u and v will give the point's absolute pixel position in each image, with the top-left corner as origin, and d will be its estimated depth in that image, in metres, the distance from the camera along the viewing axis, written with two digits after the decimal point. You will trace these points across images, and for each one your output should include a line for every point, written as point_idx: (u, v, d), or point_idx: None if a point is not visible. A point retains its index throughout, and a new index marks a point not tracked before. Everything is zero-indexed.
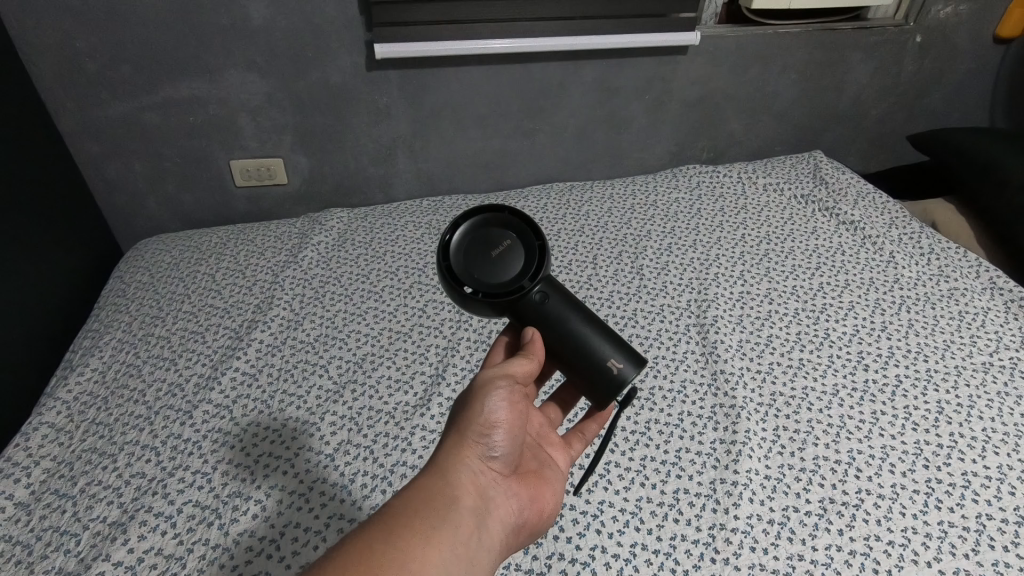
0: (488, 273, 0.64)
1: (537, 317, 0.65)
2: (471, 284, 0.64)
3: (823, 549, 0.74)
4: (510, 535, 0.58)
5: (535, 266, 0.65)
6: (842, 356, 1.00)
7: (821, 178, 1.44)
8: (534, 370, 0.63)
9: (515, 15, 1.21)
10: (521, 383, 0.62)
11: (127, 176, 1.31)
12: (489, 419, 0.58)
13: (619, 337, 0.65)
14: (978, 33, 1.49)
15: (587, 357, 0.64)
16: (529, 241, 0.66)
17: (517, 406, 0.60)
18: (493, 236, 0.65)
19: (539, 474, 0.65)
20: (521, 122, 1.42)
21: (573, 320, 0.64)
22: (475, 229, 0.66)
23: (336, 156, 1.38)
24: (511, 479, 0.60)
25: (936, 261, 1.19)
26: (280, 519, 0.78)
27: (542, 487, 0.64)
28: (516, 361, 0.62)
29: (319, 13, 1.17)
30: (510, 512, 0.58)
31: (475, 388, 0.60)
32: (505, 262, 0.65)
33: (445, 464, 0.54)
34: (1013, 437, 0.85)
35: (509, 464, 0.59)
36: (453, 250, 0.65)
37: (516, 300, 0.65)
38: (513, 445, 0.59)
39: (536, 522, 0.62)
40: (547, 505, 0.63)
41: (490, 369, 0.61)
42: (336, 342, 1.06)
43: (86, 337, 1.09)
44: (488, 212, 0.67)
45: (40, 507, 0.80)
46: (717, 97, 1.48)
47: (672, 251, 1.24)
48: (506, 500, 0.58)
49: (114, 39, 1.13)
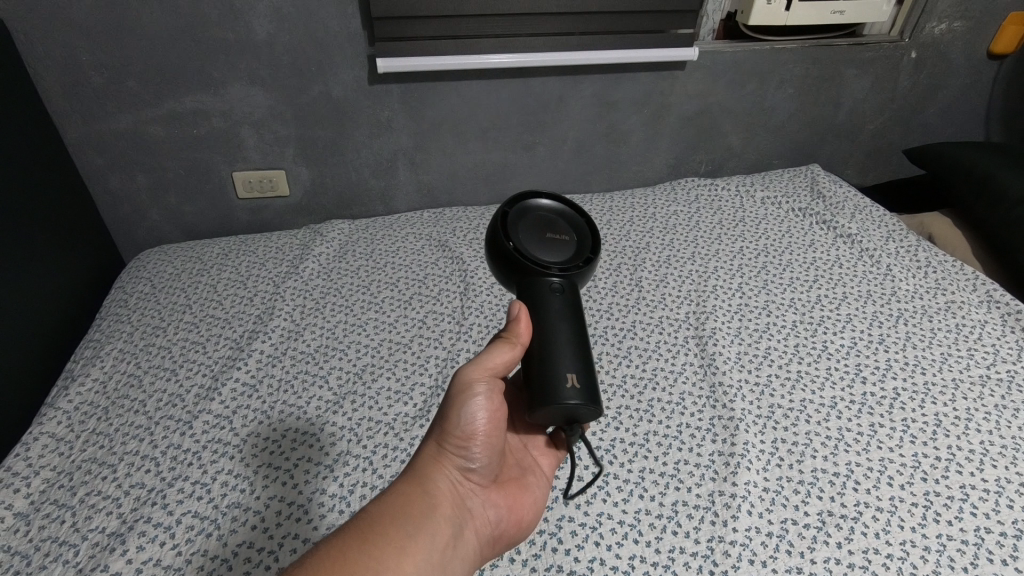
0: (529, 241, 0.72)
1: (538, 296, 0.68)
2: (512, 235, 0.72)
3: (823, 562, 0.74)
4: (486, 543, 0.61)
5: (569, 267, 0.71)
6: (840, 369, 1.00)
7: (818, 192, 1.45)
8: (511, 360, 0.62)
9: (516, 31, 1.23)
10: (495, 374, 0.62)
11: (130, 187, 1.33)
12: (467, 429, 0.59)
13: (591, 370, 0.64)
14: (972, 50, 1.52)
15: (550, 358, 0.63)
16: (584, 256, 0.73)
17: (495, 413, 0.61)
18: (556, 227, 0.75)
19: (520, 481, 0.67)
20: (522, 135, 1.43)
21: (560, 318, 0.67)
22: (548, 214, 0.76)
23: (339, 168, 1.39)
24: (490, 488, 0.63)
25: (933, 274, 1.19)
26: (279, 531, 0.78)
27: (521, 496, 0.66)
28: (495, 353, 0.61)
29: (323, 28, 1.19)
30: (485, 522, 0.61)
31: (454, 392, 0.60)
32: (549, 246, 0.72)
33: (424, 474, 0.57)
34: (1011, 450, 0.86)
35: (488, 474, 0.61)
36: (517, 215, 0.75)
37: (533, 275, 0.69)
38: (492, 457, 0.61)
39: (513, 532, 0.65)
40: (526, 515, 0.66)
41: (471, 366, 0.60)
42: (337, 353, 1.06)
43: (88, 347, 1.09)
44: (569, 214, 0.78)
45: (39, 518, 0.80)
46: (714, 112, 1.50)
47: (670, 263, 1.25)
48: (483, 510, 0.61)
49: (120, 53, 1.15)
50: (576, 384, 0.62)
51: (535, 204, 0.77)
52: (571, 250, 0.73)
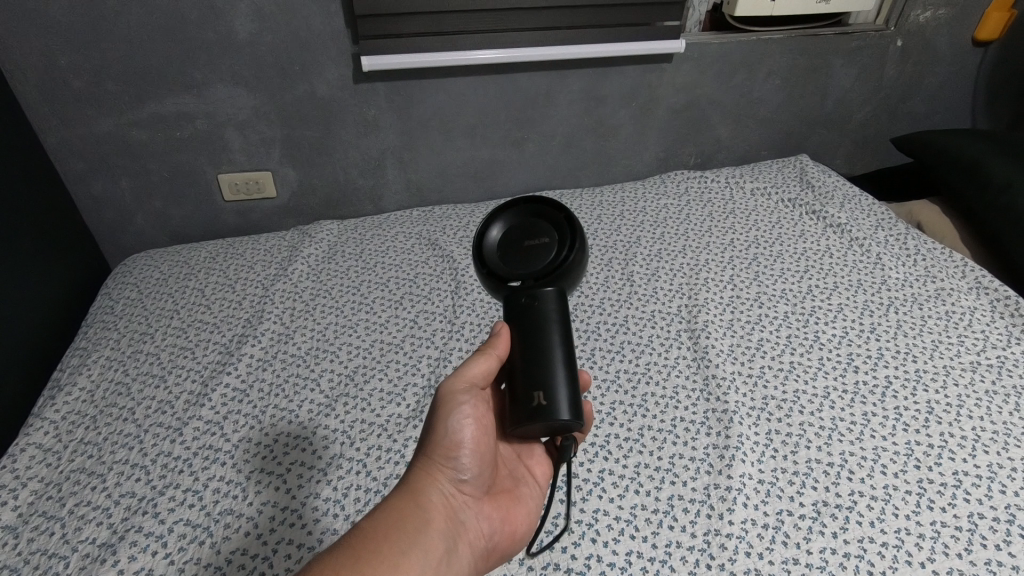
0: (512, 262, 0.73)
1: (517, 315, 0.67)
2: (489, 254, 0.75)
3: (818, 553, 0.74)
4: (481, 557, 0.61)
5: (553, 267, 0.71)
6: (832, 359, 1.00)
7: (807, 182, 1.45)
8: (491, 369, 0.64)
9: (501, 26, 1.22)
10: (480, 386, 0.64)
11: (114, 192, 1.31)
12: (454, 439, 0.60)
13: (577, 380, 0.65)
14: (957, 37, 1.52)
15: (524, 376, 0.63)
16: (563, 245, 0.72)
17: (483, 421, 0.62)
18: (538, 231, 0.75)
19: (513, 493, 0.67)
20: (510, 131, 1.42)
21: (555, 324, 0.66)
22: (520, 223, 0.77)
23: (326, 168, 1.38)
24: (483, 500, 0.62)
25: (922, 261, 1.20)
26: (273, 536, 0.77)
27: (514, 507, 0.66)
28: (474, 365, 0.63)
29: (305, 27, 1.18)
30: (480, 535, 0.60)
31: (440, 403, 0.61)
32: (526, 255, 0.73)
33: (416, 487, 0.57)
34: (1002, 435, 0.86)
35: (480, 485, 0.61)
36: (499, 223, 0.77)
37: (517, 291, 0.69)
38: (482, 467, 0.61)
39: (507, 546, 0.64)
40: (519, 528, 0.65)
41: (451, 378, 0.62)
42: (328, 356, 1.05)
43: (74, 355, 1.08)
44: (552, 213, 0.76)
45: (28, 530, 0.79)
46: (702, 104, 1.50)
47: (661, 257, 1.25)
48: (477, 522, 0.60)
49: (98, 56, 1.13)
50: (543, 402, 0.62)
51: (517, 214, 0.78)
52: (553, 246, 0.72)
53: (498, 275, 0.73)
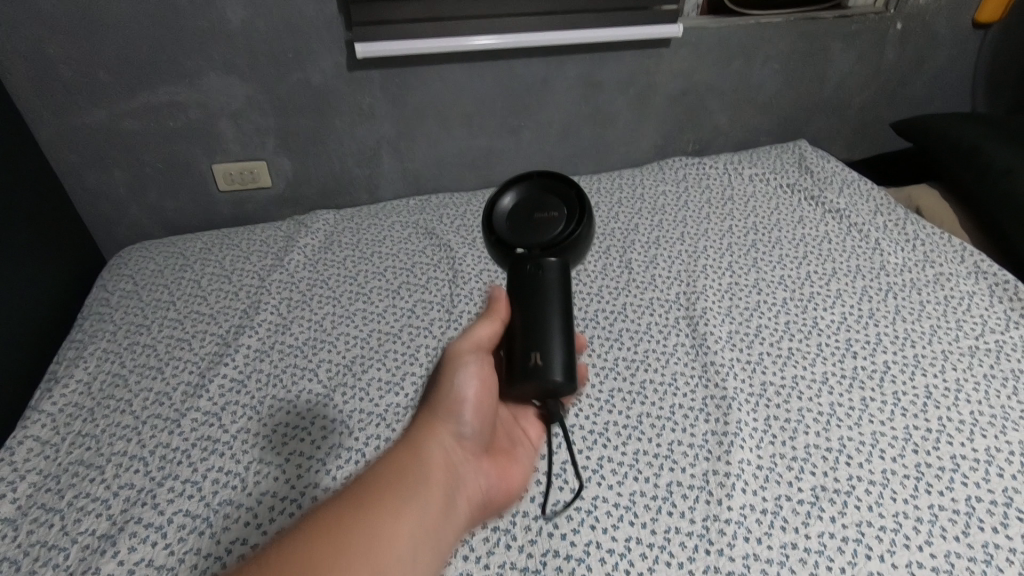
0: (519, 231, 0.77)
1: (524, 281, 0.71)
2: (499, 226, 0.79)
3: (817, 537, 0.74)
4: (479, 510, 0.62)
5: (560, 240, 0.75)
6: (831, 344, 1.00)
7: (806, 167, 1.44)
8: (497, 333, 0.68)
9: (497, 11, 1.21)
10: (486, 348, 0.68)
11: (108, 184, 1.30)
12: (457, 396, 0.62)
13: (573, 345, 0.68)
14: (957, 19, 1.51)
15: (524, 337, 0.67)
16: (573, 224, 0.77)
17: (486, 381, 0.64)
18: (549, 212, 0.79)
19: (509, 453, 0.70)
20: (506, 119, 1.41)
21: (554, 287, 0.70)
22: (533, 204, 0.81)
23: (321, 158, 1.37)
24: (481, 456, 0.64)
25: (921, 246, 1.19)
26: (273, 526, 0.77)
27: (510, 467, 0.68)
28: (481, 328, 0.67)
29: (298, 13, 1.16)
30: (478, 489, 0.62)
31: (446, 361, 0.64)
32: (534, 229, 0.77)
33: (418, 439, 0.58)
34: (1000, 419, 0.86)
35: (479, 440, 0.63)
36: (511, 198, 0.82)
37: (524, 259, 0.72)
38: (481, 424, 0.63)
39: (503, 501, 0.67)
40: (515, 485, 0.68)
41: (460, 340, 0.65)
42: (325, 346, 1.05)
43: (70, 348, 1.07)
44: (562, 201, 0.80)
45: (27, 522, 0.79)
46: (700, 90, 1.48)
47: (659, 244, 1.24)
48: (476, 477, 0.62)
49: (88, 45, 1.11)
50: (540, 361, 0.65)
51: (526, 197, 0.82)
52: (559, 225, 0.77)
53: (506, 244, 0.76)
